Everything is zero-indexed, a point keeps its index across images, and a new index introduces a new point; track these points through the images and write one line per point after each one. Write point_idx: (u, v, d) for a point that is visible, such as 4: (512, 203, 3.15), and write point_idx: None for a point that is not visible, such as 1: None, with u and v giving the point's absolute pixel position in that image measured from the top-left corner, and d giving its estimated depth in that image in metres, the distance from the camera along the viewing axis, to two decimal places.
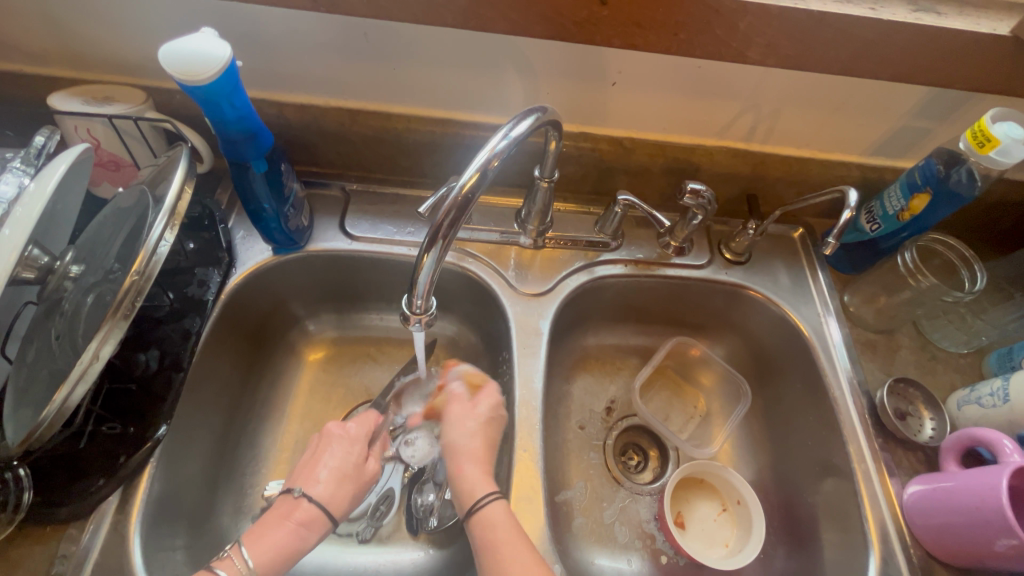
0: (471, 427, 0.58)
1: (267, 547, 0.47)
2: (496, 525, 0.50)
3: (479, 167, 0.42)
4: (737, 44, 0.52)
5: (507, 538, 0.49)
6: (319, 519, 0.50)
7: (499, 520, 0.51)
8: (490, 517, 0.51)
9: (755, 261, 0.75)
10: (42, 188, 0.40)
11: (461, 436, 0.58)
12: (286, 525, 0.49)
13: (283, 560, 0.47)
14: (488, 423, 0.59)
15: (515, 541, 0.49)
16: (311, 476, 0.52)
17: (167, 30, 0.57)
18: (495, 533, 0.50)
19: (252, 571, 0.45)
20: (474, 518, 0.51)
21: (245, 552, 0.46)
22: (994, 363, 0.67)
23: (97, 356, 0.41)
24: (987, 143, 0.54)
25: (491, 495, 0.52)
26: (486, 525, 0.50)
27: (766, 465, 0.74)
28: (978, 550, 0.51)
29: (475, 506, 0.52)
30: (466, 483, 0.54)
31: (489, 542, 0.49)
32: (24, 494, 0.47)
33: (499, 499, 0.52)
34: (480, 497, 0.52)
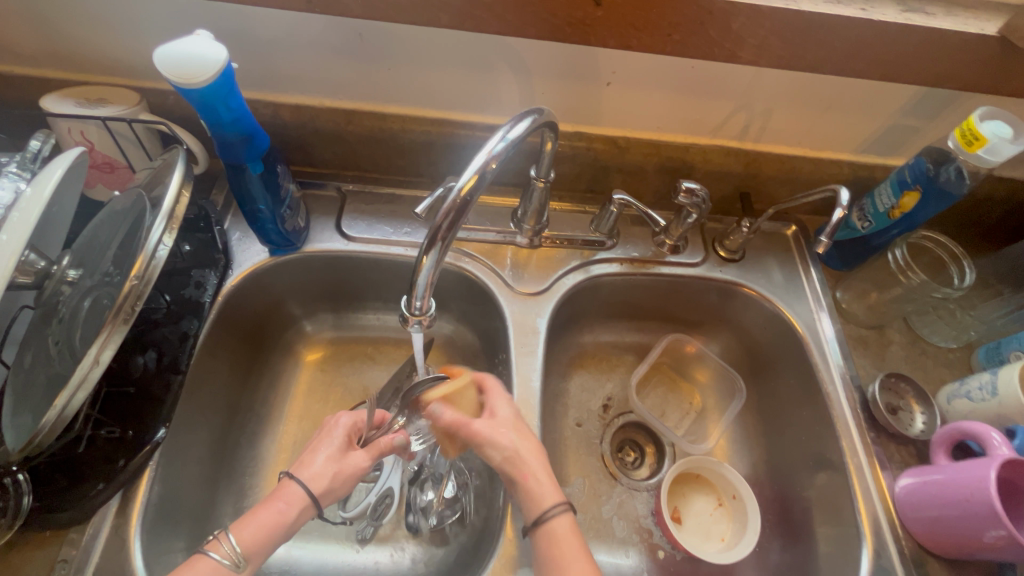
0: (508, 434, 0.51)
1: (252, 527, 0.46)
2: (564, 539, 0.47)
3: (477, 169, 0.42)
4: (730, 45, 0.53)
5: (576, 552, 0.46)
6: (304, 498, 0.49)
7: (565, 533, 0.47)
8: (557, 530, 0.47)
9: (749, 258, 0.76)
10: (40, 193, 0.40)
11: (502, 449, 0.51)
12: (272, 506, 0.48)
13: (269, 538, 0.47)
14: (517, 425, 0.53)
15: (583, 558, 0.46)
16: (306, 459, 0.52)
17: (160, 31, 0.57)
18: (562, 548, 0.46)
19: (238, 553, 0.45)
20: (540, 530, 0.48)
21: (232, 534, 0.45)
22: (982, 357, 0.68)
23: (97, 361, 0.41)
24: (975, 141, 0.55)
25: (557, 506, 0.48)
26: (555, 541, 0.47)
27: (760, 459, 0.75)
28: (967, 541, 0.52)
29: (542, 517, 0.48)
30: (528, 494, 0.49)
31: (556, 560, 0.46)
32: (24, 499, 0.47)
33: (566, 510, 0.48)
34: (548, 507, 0.48)
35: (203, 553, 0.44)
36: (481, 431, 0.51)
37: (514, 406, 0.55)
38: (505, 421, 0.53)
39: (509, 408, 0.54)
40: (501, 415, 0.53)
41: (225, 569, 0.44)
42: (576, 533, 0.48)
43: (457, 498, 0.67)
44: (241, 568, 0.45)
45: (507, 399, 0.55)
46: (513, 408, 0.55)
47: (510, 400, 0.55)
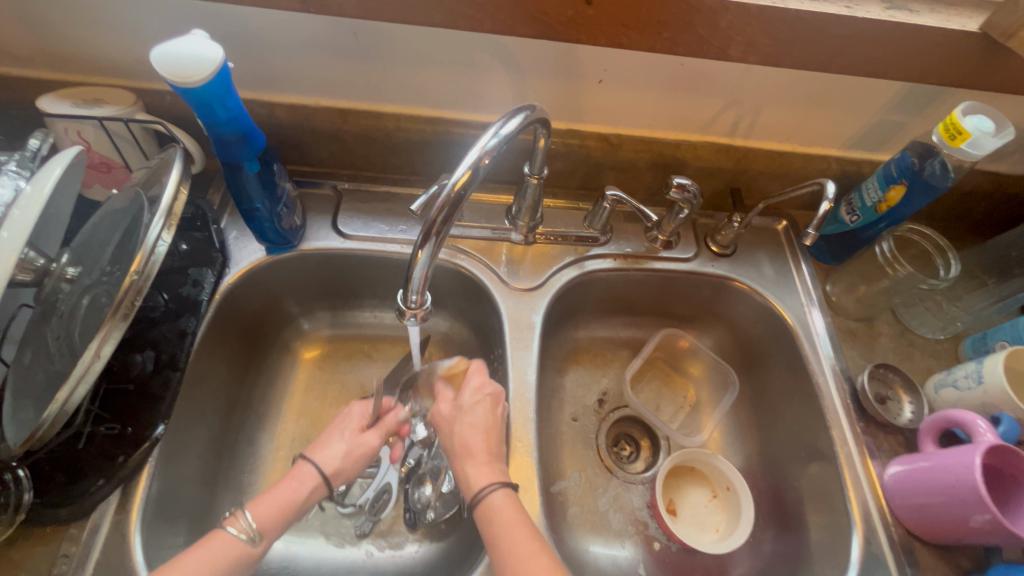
0: (468, 421, 0.56)
1: (267, 504, 0.49)
2: (499, 514, 0.50)
3: (471, 165, 0.43)
4: (718, 42, 0.54)
5: (511, 527, 0.49)
6: (317, 478, 0.53)
7: (500, 510, 0.50)
8: (492, 506, 0.50)
9: (740, 253, 0.77)
10: (39, 191, 0.40)
11: (450, 435, 0.57)
12: (288, 485, 0.52)
13: (284, 516, 0.50)
14: (479, 408, 0.57)
15: (517, 529, 0.49)
16: (321, 444, 0.56)
17: (156, 32, 0.57)
18: (497, 523, 0.49)
19: (255, 530, 0.47)
20: (478, 510, 0.51)
21: (248, 511, 0.48)
22: (969, 347, 0.70)
23: (98, 356, 0.42)
24: (958, 135, 0.56)
25: (492, 484, 0.52)
26: (491, 517, 0.50)
27: (754, 452, 0.76)
28: (954, 526, 0.53)
29: (477, 496, 0.51)
30: (464, 476, 0.54)
31: (490, 533, 0.49)
32: (24, 495, 0.48)
33: (500, 486, 0.52)
34: (483, 486, 0.52)
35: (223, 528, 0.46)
36: (443, 418, 0.59)
37: (483, 391, 0.58)
38: (466, 408, 0.57)
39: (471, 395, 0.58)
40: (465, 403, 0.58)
41: (242, 543, 0.46)
42: (514, 506, 0.51)
43: (455, 494, 0.68)
44: (257, 543, 0.47)
45: (482, 383, 0.59)
46: (483, 393, 0.58)
47: (485, 381, 0.59)
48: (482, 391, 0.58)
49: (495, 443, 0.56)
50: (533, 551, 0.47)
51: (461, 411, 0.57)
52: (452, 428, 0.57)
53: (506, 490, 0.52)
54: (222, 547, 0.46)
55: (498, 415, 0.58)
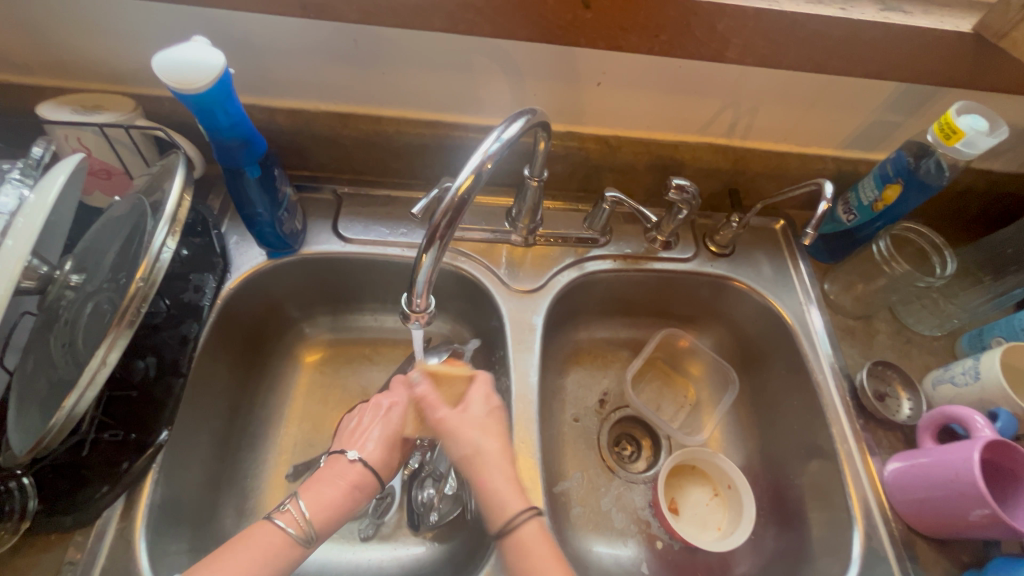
0: (476, 433, 0.52)
1: (325, 505, 0.49)
2: (530, 544, 0.47)
3: (473, 169, 0.44)
4: (716, 45, 0.54)
5: (547, 557, 0.46)
6: (371, 481, 0.52)
7: (534, 540, 0.47)
8: (527, 536, 0.47)
9: (739, 253, 0.78)
10: (43, 200, 0.40)
11: (466, 447, 0.52)
12: (340, 483, 0.51)
13: (336, 518, 0.49)
14: (493, 421, 0.54)
15: (553, 561, 0.46)
16: (358, 440, 0.55)
17: (156, 38, 0.57)
18: (532, 553, 0.47)
19: (313, 528, 0.47)
20: (508, 538, 0.48)
21: (305, 508, 0.48)
22: (966, 343, 0.70)
23: (104, 363, 0.42)
24: (953, 135, 0.57)
25: (526, 512, 0.48)
26: (524, 547, 0.47)
27: (754, 450, 0.76)
28: (954, 521, 0.54)
29: (510, 525, 0.48)
30: (494, 499, 0.49)
31: (524, 567, 0.46)
32: (29, 503, 0.48)
33: (535, 516, 0.48)
34: (517, 512, 0.48)
35: (269, 518, 0.47)
36: (445, 423, 0.54)
37: (493, 401, 0.56)
38: (475, 418, 0.54)
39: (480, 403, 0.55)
40: (473, 411, 0.54)
41: (297, 542, 0.47)
42: (546, 538, 0.48)
43: (458, 495, 0.68)
44: (311, 544, 0.47)
45: (488, 394, 0.57)
46: (492, 404, 0.56)
47: (488, 393, 0.57)
48: (488, 402, 0.56)
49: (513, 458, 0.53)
50: None
51: (469, 417, 0.54)
52: (465, 436, 0.52)
53: (538, 519, 0.49)
54: (270, 539, 0.46)
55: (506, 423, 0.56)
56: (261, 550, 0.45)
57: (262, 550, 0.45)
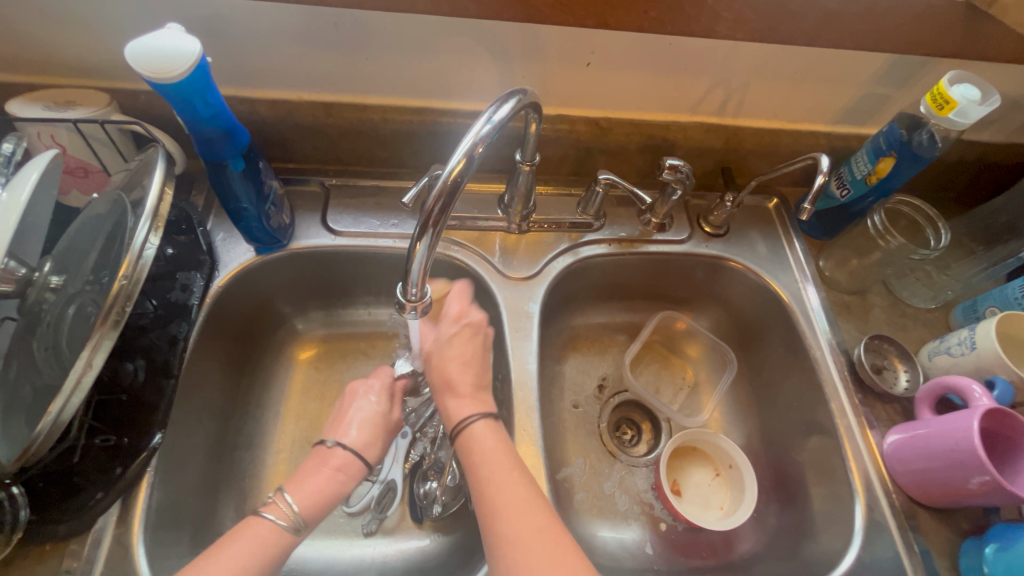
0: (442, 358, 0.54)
1: (307, 491, 0.50)
2: (479, 445, 0.49)
3: (465, 152, 0.42)
4: (705, 20, 0.53)
5: (491, 456, 0.48)
6: (355, 464, 0.53)
7: (481, 439, 0.49)
8: (474, 437, 0.49)
9: (734, 233, 0.77)
10: (16, 198, 0.39)
11: (433, 372, 0.54)
12: (326, 473, 0.51)
13: (324, 503, 0.50)
14: (460, 338, 0.55)
15: (499, 459, 0.48)
16: (343, 428, 0.55)
17: (128, 29, 0.55)
18: (478, 454, 0.49)
19: (297, 512, 0.48)
20: (460, 438, 0.50)
21: (288, 497, 0.48)
22: (960, 315, 0.71)
23: (90, 366, 0.40)
24: (946, 105, 0.57)
25: (470, 417, 0.50)
26: (470, 447, 0.49)
27: (754, 429, 0.77)
28: (954, 489, 0.54)
29: (460, 426, 0.50)
30: (451, 402, 0.52)
31: (472, 462, 0.49)
32: (21, 513, 0.47)
33: (482, 418, 0.51)
34: (465, 418, 0.51)
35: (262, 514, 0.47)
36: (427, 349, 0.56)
37: (464, 320, 0.57)
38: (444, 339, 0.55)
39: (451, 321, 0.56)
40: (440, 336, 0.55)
41: (285, 530, 0.47)
42: (496, 438, 0.50)
43: (460, 486, 0.66)
44: (299, 531, 0.48)
45: (461, 312, 0.57)
46: (462, 323, 0.56)
47: (462, 311, 0.57)
48: (460, 321, 0.56)
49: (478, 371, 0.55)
50: (516, 478, 0.47)
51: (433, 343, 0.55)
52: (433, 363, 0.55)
53: (487, 421, 0.51)
54: (262, 532, 0.46)
55: (482, 342, 0.57)
56: (258, 546, 0.45)
57: (257, 545, 0.45)
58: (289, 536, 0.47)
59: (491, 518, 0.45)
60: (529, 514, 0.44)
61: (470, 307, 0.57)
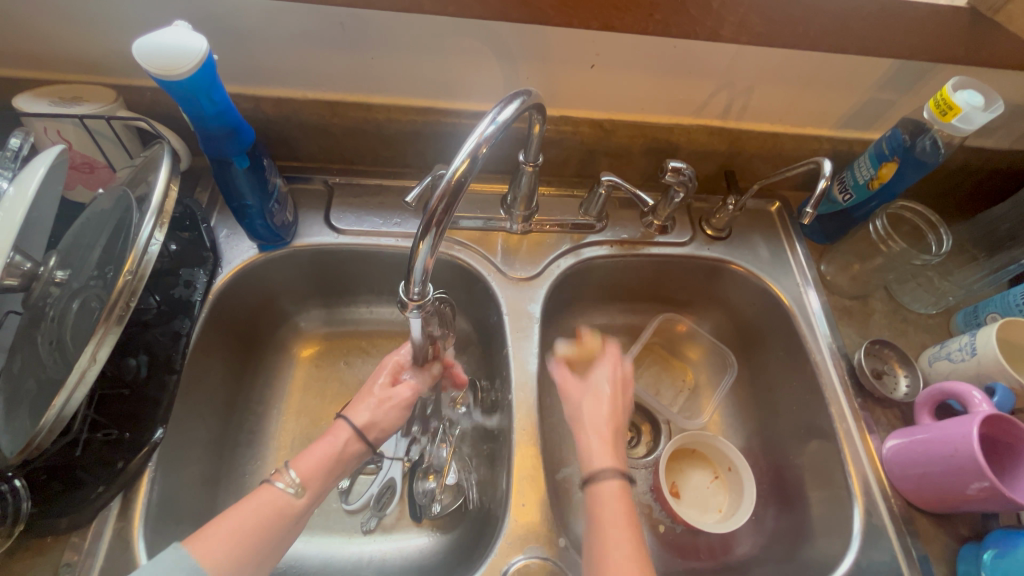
0: (592, 399, 0.56)
1: (308, 460, 0.51)
2: (608, 504, 0.48)
3: (469, 153, 0.42)
4: (710, 23, 0.53)
5: (619, 520, 0.47)
6: (356, 440, 0.54)
7: (613, 498, 0.48)
8: (603, 493, 0.49)
9: (735, 236, 0.78)
10: (23, 193, 0.39)
11: (576, 407, 0.56)
12: (328, 444, 0.52)
13: (323, 468, 0.51)
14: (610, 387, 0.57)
15: (623, 525, 0.47)
16: (357, 405, 0.56)
17: (136, 26, 0.55)
18: (605, 510, 0.48)
19: (296, 474, 0.49)
20: (590, 492, 0.49)
21: (291, 467, 0.49)
22: (961, 321, 0.71)
23: (94, 360, 0.41)
24: (949, 111, 0.57)
25: (605, 470, 0.50)
26: (598, 502, 0.49)
27: (753, 432, 0.77)
28: (952, 495, 0.55)
29: (591, 476, 0.50)
30: (585, 451, 0.52)
31: (597, 519, 0.48)
32: (22, 505, 0.47)
33: (618, 477, 0.50)
34: (602, 470, 0.50)
35: (270, 482, 0.47)
36: (569, 389, 0.58)
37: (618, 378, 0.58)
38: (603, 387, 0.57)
39: (607, 384, 0.57)
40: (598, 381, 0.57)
41: (287, 496, 0.47)
42: (626, 501, 0.49)
43: (462, 486, 0.67)
44: (301, 495, 0.48)
45: (615, 365, 0.58)
46: (616, 378, 0.58)
47: (617, 373, 0.58)
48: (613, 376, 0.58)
49: (619, 424, 0.55)
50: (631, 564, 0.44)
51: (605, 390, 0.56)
52: (575, 398, 0.57)
53: (622, 484, 0.50)
54: (271, 498, 0.47)
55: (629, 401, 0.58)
56: (264, 509, 0.46)
57: (263, 510, 0.46)
58: (292, 502, 0.47)
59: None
60: None
61: (628, 369, 0.59)
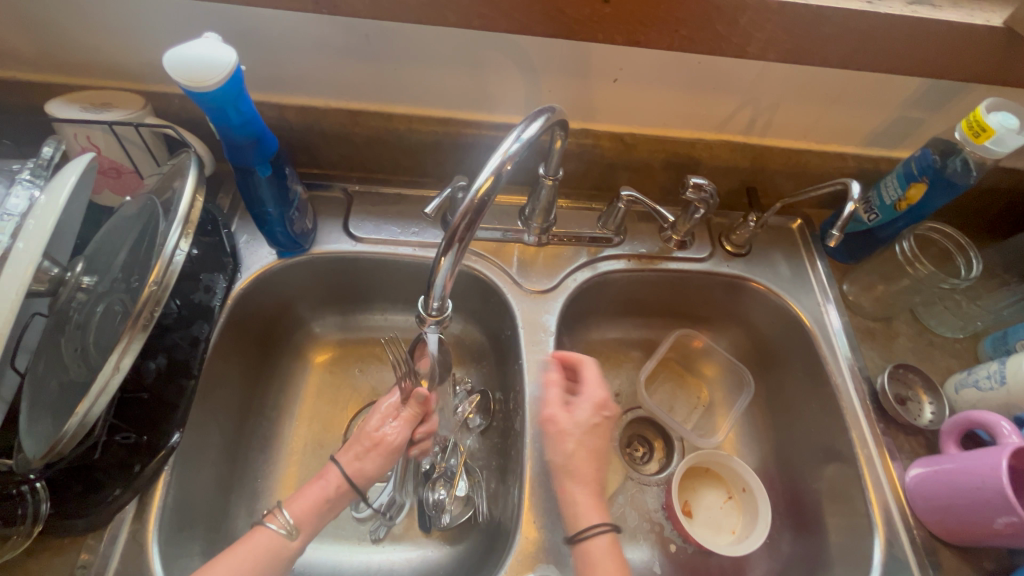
0: (571, 442, 0.54)
1: (302, 503, 0.53)
2: (598, 557, 0.49)
3: (493, 170, 0.42)
4: (737, 40, 0.53)
5: (611, 572, 0.49)
6: (347, 489, 0.55)
7: (603, 552, 0.50)
8: (596, 549, 0.50)
9: (755, 253, 0.76)
10: (54, 201, 0.40)
11: (565, 453, 0.54)
12: (323, 488, 0.54)
13: (317, 515, 0.53)
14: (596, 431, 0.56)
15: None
16: (350, 448, 0.57)
17: (167, 35, 0.56)
18: (598, 568, 0.49)
19: (293, 522, 0.51)
20: (580, 549, 0.50)
21: (285, 509, 0.52)
22: (989, 347, 0.69)
23: (118, 368, 0.41)
24: (982, 133, 0.55)
25: (598, 526, 0.51)
26: (590, 558, 0.50)
27: (769, 452, 0.75)
28: (978, 529, 0.53)
29: (580, 536, 0.51)
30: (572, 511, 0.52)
31: (592, 574, 0.49)
32: (42, 505, 0.48)
33: (608, 531, 0.51)
34: (591, 526, 0.51)
35: (264, 523, 0.50)
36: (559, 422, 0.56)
37: (603, 412, 0.57)
38: (577, 427, 0.55)
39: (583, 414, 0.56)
40: (579, 423, 0.55)
41: (281, 537, 0.50)
42: (616, 557, 0.50)
43: (471, 496, 0.67)
44: (294, 536, 0.51)
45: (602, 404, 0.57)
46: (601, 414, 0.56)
47: (599, 403, 0.57)
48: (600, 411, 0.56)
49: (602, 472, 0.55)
50: None
51: (572, 426, 0.55)
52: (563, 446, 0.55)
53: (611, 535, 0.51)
54: (264, 541, 0.50)
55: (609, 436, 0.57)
56: (257, 552, 0.49)
57: (255, 552, 0.49)
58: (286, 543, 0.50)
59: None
60: None
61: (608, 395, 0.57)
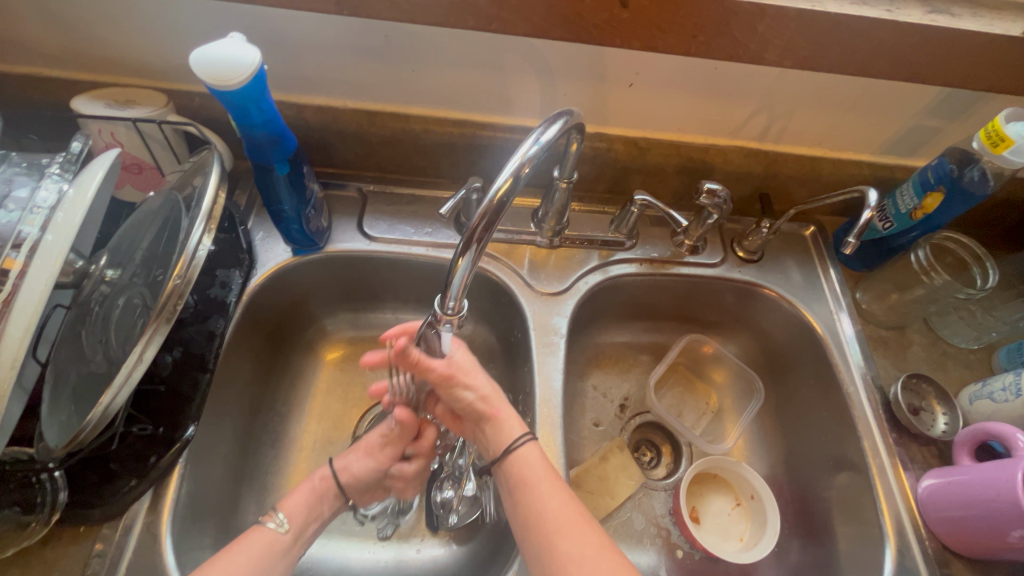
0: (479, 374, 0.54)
1: (294, 501, 0.54)
2: (530, 466, 0.50)
3: (512, 172, 0.42)
4: (754, 46, 0.53)
5: (544, 475, 0.49)
6: (330, 490, 0.56)
7: (532, 461, 0.50)
8: (525, 458, 0.50)
9: (767, 259, 0.76)
10: (82, 194, 0.41)
11: (472, 390, 0.53)
12: (309, 481, 0.56)
13: (307, 514, 0.53)
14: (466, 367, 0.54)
15: (552, 480, 0.49)
16: (345, 456, 0.59)
17: (191, 35, 0.57)
18: (529, 472, 0.50)
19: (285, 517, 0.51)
20: (510, 459, 0.51)
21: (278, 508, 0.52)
22: (1004, 358, 0.68)
23: (141, 359, 0.42)
24: (1001, 142, 0.55)
25: (524, 437, 0.51)
26: (521, 468, 0.50)
27: (779, 459, 0.75)
28: (993, 542, 0.52)
29: (511, 447, 0.51)
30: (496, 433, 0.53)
31: (524, 482, 0.49)
32: (60, 494, 0.49)
33: (532, 440, 0.52)
34: (515, 437, 0.51)
35: (260, 523, 0.50)
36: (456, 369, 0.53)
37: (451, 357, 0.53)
38: (469, 364, 0.54)
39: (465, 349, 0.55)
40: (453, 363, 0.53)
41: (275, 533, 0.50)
42: (544, 461, 0.51)
43: (478, 497, 0.66)
44: (285, 530, 0.51)
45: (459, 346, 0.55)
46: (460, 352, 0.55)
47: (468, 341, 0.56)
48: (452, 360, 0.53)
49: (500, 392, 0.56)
50: (568, 500, 0.48)
51: (462, 367, 0.53)
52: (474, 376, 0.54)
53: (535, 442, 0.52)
54: (261, 538, 0.49)
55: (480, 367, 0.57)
56: (256, 548, 0.48)
57: (256, 546, 0.48)
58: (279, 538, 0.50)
59: (549, 546, 0.45)
60: (583, 534, 0.45)
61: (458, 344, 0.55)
